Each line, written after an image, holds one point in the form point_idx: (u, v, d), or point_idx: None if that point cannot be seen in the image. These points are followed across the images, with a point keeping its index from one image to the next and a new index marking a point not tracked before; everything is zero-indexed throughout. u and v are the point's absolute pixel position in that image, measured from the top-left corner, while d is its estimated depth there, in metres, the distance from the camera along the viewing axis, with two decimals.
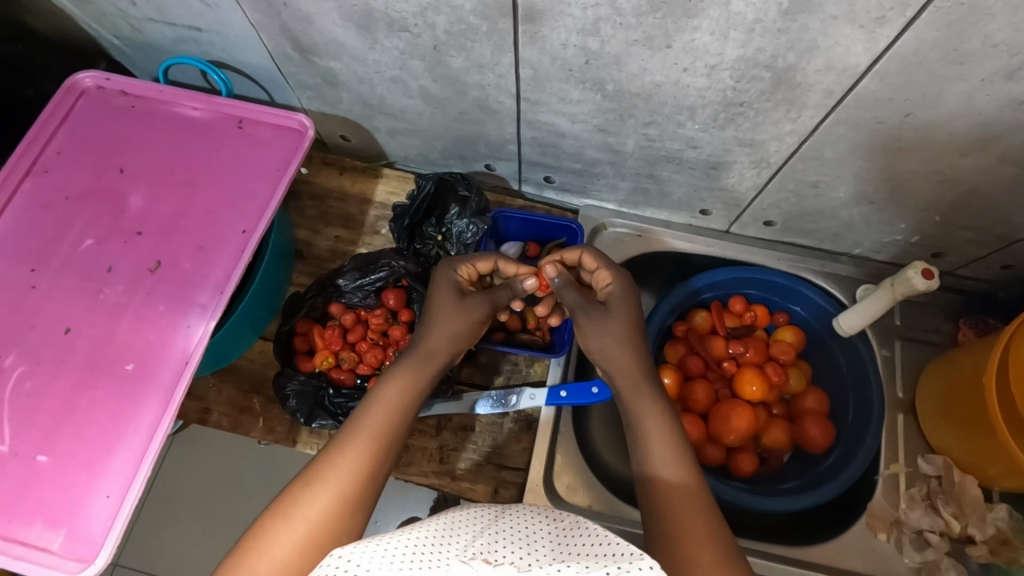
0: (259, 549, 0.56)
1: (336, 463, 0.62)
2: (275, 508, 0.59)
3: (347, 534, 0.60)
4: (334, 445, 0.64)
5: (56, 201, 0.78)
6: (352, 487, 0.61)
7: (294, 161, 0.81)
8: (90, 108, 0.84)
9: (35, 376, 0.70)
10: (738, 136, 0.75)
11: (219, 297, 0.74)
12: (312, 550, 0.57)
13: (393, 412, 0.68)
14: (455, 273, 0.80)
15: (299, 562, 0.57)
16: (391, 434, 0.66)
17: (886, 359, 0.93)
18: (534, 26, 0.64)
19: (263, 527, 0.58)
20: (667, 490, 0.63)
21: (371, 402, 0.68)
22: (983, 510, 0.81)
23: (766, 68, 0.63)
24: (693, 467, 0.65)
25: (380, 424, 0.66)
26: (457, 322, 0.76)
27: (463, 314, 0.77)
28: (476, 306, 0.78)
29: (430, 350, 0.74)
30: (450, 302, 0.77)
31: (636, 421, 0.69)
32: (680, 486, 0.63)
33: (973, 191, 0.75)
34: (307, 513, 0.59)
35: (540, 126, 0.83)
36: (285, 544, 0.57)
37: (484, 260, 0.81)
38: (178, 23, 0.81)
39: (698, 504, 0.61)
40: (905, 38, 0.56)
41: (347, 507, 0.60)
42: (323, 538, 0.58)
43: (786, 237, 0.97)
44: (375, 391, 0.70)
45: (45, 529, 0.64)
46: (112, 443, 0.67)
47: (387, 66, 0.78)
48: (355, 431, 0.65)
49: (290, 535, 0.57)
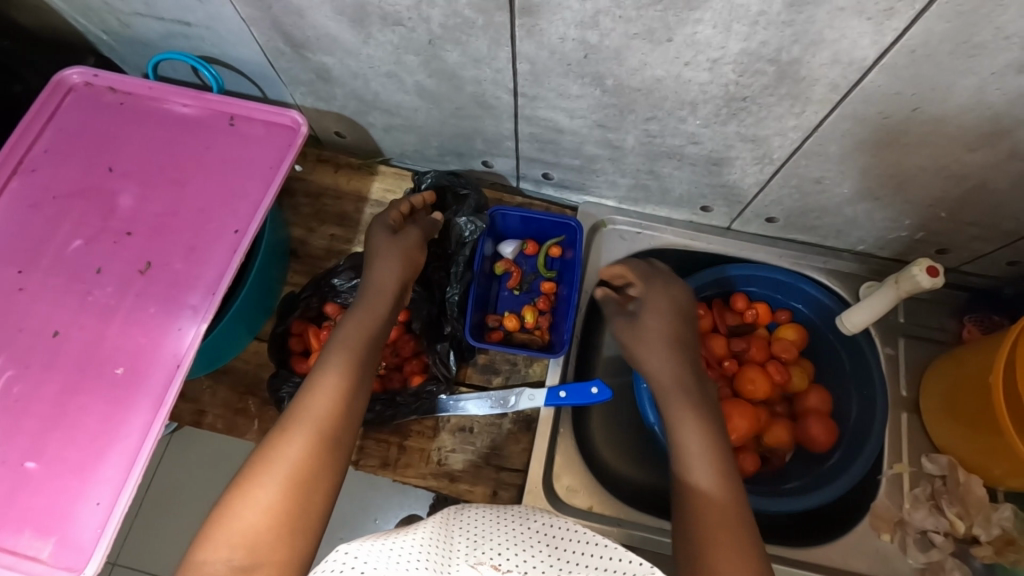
0: (243, 496, 0.56)
1: (311, 402, 0.62)
2: (254, 458, 0.59)
3: (331, 472, 0.60)
4: (304, 391, 0.64)
5: (43, 201, 0.77)
6: (328, 424, 0.61)
7: (288, 159, 0.79)
8: (77, 105, 0.82)
9: (23, 380, 0.68)
10: (740, 131, 0.73)
11: (211, 299, 0.72)
12: (297, 490, 0.57)
13: (357, 350, 0.69)
14: (382, 221, 0.82)
15: (285, 504, 0.56)
16: (360, 372, 0.67)
17: (890, 356, 0.92)
18: (531, 19, 0.63)
19: (243, 476, 0.57)
20: (700, 504, 0.63)
21: (334, 347, 0.69)
22: (989, 511, 0.80)
23: (770, 62, 0.61)
24: (729, 481, 0.65)
25: (348, 365, 0.66)
26: (398, 255, 0.79)
27: (400, 246, 0.79)
28: (409, 235, 0.81)
29: (380, 284, 0.76)
30: (385, 240, 0.80)
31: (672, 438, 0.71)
32: (715, 501, 0.63)
33: (981, 187, 0.74)
34: (288, 455, 0.58)
35: (538, 122, 0.82)
36: (269, 488, 0.56)
37: (399, 203, 0.85)
38: (167, 18, 0.79)
39: (730, 510, 0.62)
40: (914, 31, 0.54)
41: (326, 444, 0.60)
42: (305, 475, 0.58)
43: (789, 234, 0.95)
44: (335, 338, 0.70)
45: (35, 537, 0.63)
46: (102, 450, 0.66)
47: (381, 61, 0.76)
48: (324, 374, 0.65)
49: (273, 476, 0.57)
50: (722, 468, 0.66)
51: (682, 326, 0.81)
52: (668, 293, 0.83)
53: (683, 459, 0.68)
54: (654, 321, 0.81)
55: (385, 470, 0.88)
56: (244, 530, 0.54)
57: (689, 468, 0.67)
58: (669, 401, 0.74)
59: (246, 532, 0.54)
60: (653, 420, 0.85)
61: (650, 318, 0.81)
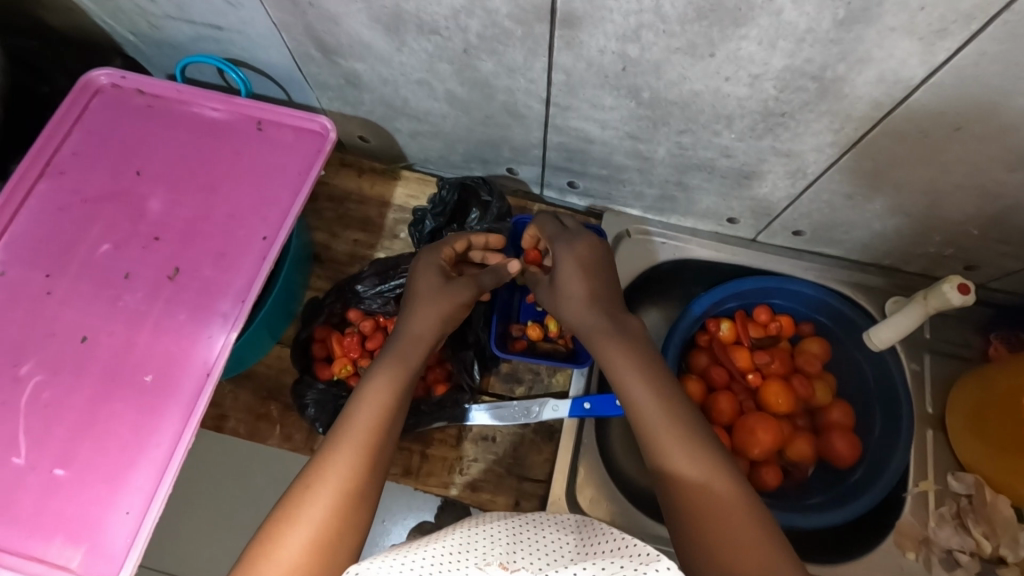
0: (266, 557, 0.53)
1: (336, 457, 0.59)
2: (279, 512, 0.56)
3: (354, 533, 0.57)
4: (331, 442, 0.61)
5: (72, 205, 0.76)
6: (354, 482, 0.58)
7: (317, 166, 0.79)
8: (105, 107, 0.82)
9: (52, 386, 0.68)
10: (776, 146, 0.73)
11: (240, 306, 0.72)
12: (320, 553, 0.54)
13: (389, 399, 0.64)
14: (434, 260, 0.77)
15: (308, 568, 0.54)
16: (389, 426, 0.63)
17: (915, 373, 0.91)
18: (572, 31, 0.62)
19: (268, 533, 0.55)
20: (690, 490, 0.57)
21: (364, 395, 0.65)
22: (1016, 531, 0.79)
23: (813, 78, 0.61)
24: (713, 461, 0.59)
25: (377, 415, 0.63)
26: (444, 305, 0.73)
27: (448, 296, 0.73)
28: (461, 288, 0.74)
29: (418, 329, 0.71)
30: (436, 288, 0.74)
31: (635, 412, 0.63)
32: (699, 485, 0.57)
33: (1017, 206, 0.73)
34: (312, 514, 0.56)
35: (568, 132, 0.81)
36: (292, 550, 0.54)
37: (456, 241, 0.80)
38: (199, 22, 0.78)
39: (724, 497, 0.56)
40: (965, 52, 0.54)
41: (350, 507, 0.57)
42: (330, 538, 0.55)
43: (815, 247, 0.95)
44: (365, 384, 0.66)
45: (65, 545, 0.62)
46: (132, 459, 0.65)
47: (413, 69, 0.76)
48: (351, 429, 0.61)
49: (295, 537, 0.54)
50: (695, 447, 0.60)
51: (603, 279, 0.76)
52: (586, 249, 0.78)
53: (656, 437, 0.61)
54: (576, 287, 0.75)
55: (406, 478, 0.88)
56: None
57: (667, 457, 0.59)
58: (613, 366, 0.68)
59: None
60: None
61: (565, 271, 0.76)
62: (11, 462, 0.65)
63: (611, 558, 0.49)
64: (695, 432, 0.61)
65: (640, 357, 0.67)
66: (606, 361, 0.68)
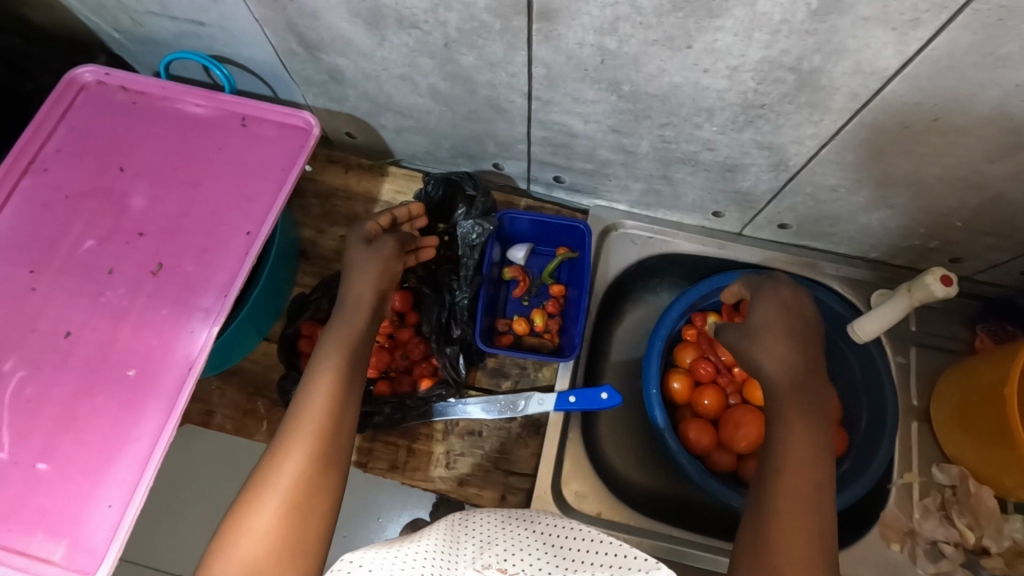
0: (238, 528, 0.55)
1: (297, 425, 0.61)
2: (250, 485, 0.58)
3: (326, 491, 0.59)
4: (291, 413, 0.62)
5: (55, 201, 0.76)
6: (317, 446, 0.60)
7: (299, 161, 0.79)
8: (89, 104, 0.82)
9: (35, 382, 0.68)
10: (757, 138, 0.73)
11: (223, 301, 0.72)
12: (293, 514, 0.56)
13: (342, 364, 0.66)
14: (359, 231, 0.78)
15: (282, 529, 0.55)
16: (346, 388, 0.64)
17: (901, 365, 0.91)
18: (549, 24, 0.62)
19: (240, 505, 0.57)
20: (780, 524, 0.56)
21: (317, 365, 0.66)
22: (999, 522, 0.80)
23: (790, 70, 0.61)
24: (822, 520, 0.56)
25: (332, 380, 0.64)
26: (375, 266, 0.74)
27: (378, 255, 0.74)
28: (387, 245, 0.75)
29: (359, 297, 0.72)
30: (360, 252, 0.75)
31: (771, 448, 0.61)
32: (797, 526, 0.56)
33: (998, 197, 0.73)
34: (280, 481, 0.57)
35: (551, 126, 0.81)
36: (264, 516, 0.55)
37: (380, 215, 0.80)
38: (180, 17, 0.78)
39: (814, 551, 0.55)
40: (938, 42, 0.54)
41: (317, 468, 0.59)
42: (300, 499, 0.57)
43: (801, 240, 0.95)
44: (317, 354, 0.67)
45: (46, 539, 0.63)
46: (114, 453, 0.66)
47: (395, 64, 0.76)
48: (310, 396, 0.63)
49: (268, 505, 0.56)
50: (820, 505, 0.57)
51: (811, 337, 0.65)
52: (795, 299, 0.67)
53: (780, 472, 0.59)
54: (764, 319, 0.66)
55: (392, 473, 0.88)
56: (244, 560, 0.53)
57: (779, 492, 0.58)
58: (780, 417, 0.62)
59: (247, 561, 0.53)
60: (663, 424, 0.85)
61: (760, 317, 0.66)
62: None
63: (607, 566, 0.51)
64: (821, 497, 0.57)
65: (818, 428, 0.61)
66: (778, 415, 0.62)
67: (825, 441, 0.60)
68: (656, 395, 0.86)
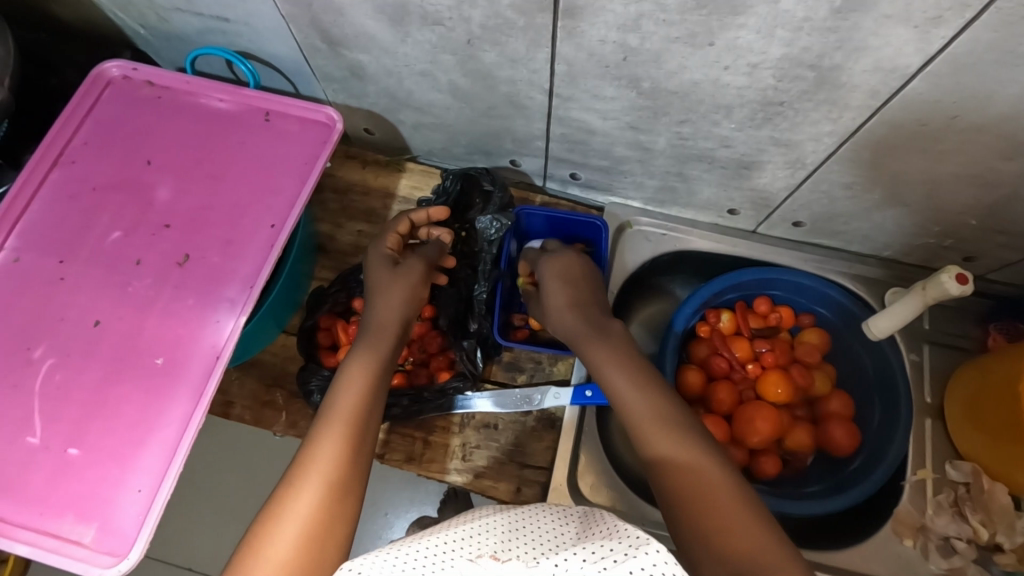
0: (256, 555, 0.54)
1: (319, 448, 0.61)
2: (266, 512, 0.57)
3: (344, 518, 0.58)
4: (312, 436, 0.62)
5: (84, 193, 0.78)
6: (338, 471, 0.60)
7: (322, 156, 0.80)
8: (115, 98, 0.83)
9: (65, 368, 0.70)
10: (774, 136, 0.74)
11: (248, 292, 0.73)
12: (312, 542, 0.55)
13: (365, 390, 0.67)
14: (382, 248, 0.83)
15: (300, 558, 0.54)
16: (368, 412, 0.65)
17: (913, 363, 0.92)
18: (573, 21, 0.63)
19: (256, 533, 0.55)
20: (673, 467, 0.59)
21: (340, 388, 0.67)
22: (1012, 518, 0.79)
23: (810, 67, 0.62)
24: (687, 433, 0.61)
25: (355, 402, 0.65)
26: (401, 289, 0.78)
27: (403, 279, 0.79)
28: (412, 269, 0.80)
29: (384, 323, 0.75)
30: (387, 274, 0.79)
31: (619, 406, 0.66)
32: (679, 455, 0.60)
33: (1014, 195, 0.74)
34: (300, 507, 0.57)
35: (570, 123, 0.82)
36: (283, 542, 0.54)
37: (399, 224, 0.85)
38: (207, 14, 0.80)
39: (700, 465, 0.58)
40: (960, 39, 0.54)
41: (337, 488, 0.59)
42: (320, 526, 0.56)
43: (815, 238, 0.95)
44: (341, 375, 0.68)
45: (77, 523, 0.64)
46: (143, 439, 0.67)
47: (416, 60, 0.77)
48: (332, 417, 0.64)
49: (286, 533, 0.55)
50: (672, 423, 0.62)
51: (592, 293, 0.81)
52: (567, 262, 0.83)
53: (639, 425, 0.63)
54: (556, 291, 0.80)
55: (409, 464, 0.89)
56: None
57: (646, 439, 0.62)
58: (605, 374, 0.69)
59: None
60: None
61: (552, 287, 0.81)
62: (25, 442, 0.67)
63: (601, 542, 0.49)
64: (673, 414, 0.63)
65: (641, 374, 0.68)
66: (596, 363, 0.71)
67: (641, 363, 0.70)
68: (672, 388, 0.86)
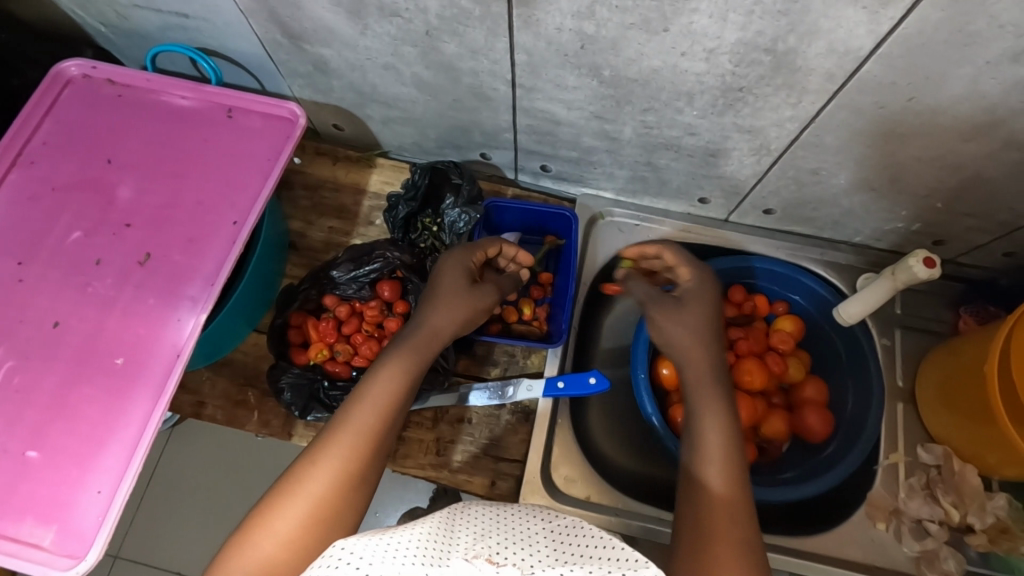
0: (263, 527, 0.55)
1: (339, 440, 0.60)
2: (281, 484, 0.58)
3: (352, 510, 0.58)
4: (334, 422, 0.62)
5: (43, 194, 0.77)
6: (354, 464, 0.59)
7: (285, 151, 0.80)
8: (76, 97, 0.82)
9: (24, 371, 0.69)
10: (737, 122, 0.74)
11: (209, 290, 0.73)
12: (315, 526, 0.56)
13: (398, 392, 0.64)
14: (466, 256, 0.78)
15: (302, 539, 0.55)
16: (393, 415, 0.64)
17: (885, 347, 0.92)
18: (528, 9, 0.63)
19: (267, 505, 0.57)
20: (708, 495, 0.60)
21: (371, 380, 0.65)
22: (983, 499, 0.80)
23: (765, 51, 0.61)
24: (739, 479, 0.61)
25: (384, 404, 0.63)
26: (462, 305, 0.74)
27: (472, 297, 0.75)
28: (483, 294, 0.76)
29: (435, 329, 0.71)
30: (455, 284, 0.75)
31: (692, 419, 0.66)
32: (720, 493, 0.59)
33: (977, 177, 0.74)
34: (311, 490, 0.57)
35: (536, 114, 0.82)
36: (289, 521, 0.55)
37: (490, 245, 0.81)
38: (166, 10, 0.79)
39: (738, 513, 0.58)
40: (908, 20, 0.54)
41: (349, 486, 0.58)
42: (325, 514, 0.57)
43: (787, 226, 0.95)
44: (377, 366, 0.66)
45: (36, 525, 0.63)
46: (103, 439, 0.66)
47: (379, 53, 0.77)
48: (357, 412, 0.62)
49: (294, 512, 0.56)
50: (734, 463, 0.62)
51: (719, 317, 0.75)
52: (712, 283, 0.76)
53: (697, 443, 0.63)
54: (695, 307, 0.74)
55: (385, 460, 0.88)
56: (258, 559, 0.54)
57: (701, 462, 0.62)
58: (696, 394, 0.67)
59: (263, 560, 0.54)
60: (651, 411, 0.85)
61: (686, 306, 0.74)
62: None
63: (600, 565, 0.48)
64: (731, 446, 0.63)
65: (716, 395, 0.66)
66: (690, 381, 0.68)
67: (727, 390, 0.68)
68: (644, 381, 0.87)
